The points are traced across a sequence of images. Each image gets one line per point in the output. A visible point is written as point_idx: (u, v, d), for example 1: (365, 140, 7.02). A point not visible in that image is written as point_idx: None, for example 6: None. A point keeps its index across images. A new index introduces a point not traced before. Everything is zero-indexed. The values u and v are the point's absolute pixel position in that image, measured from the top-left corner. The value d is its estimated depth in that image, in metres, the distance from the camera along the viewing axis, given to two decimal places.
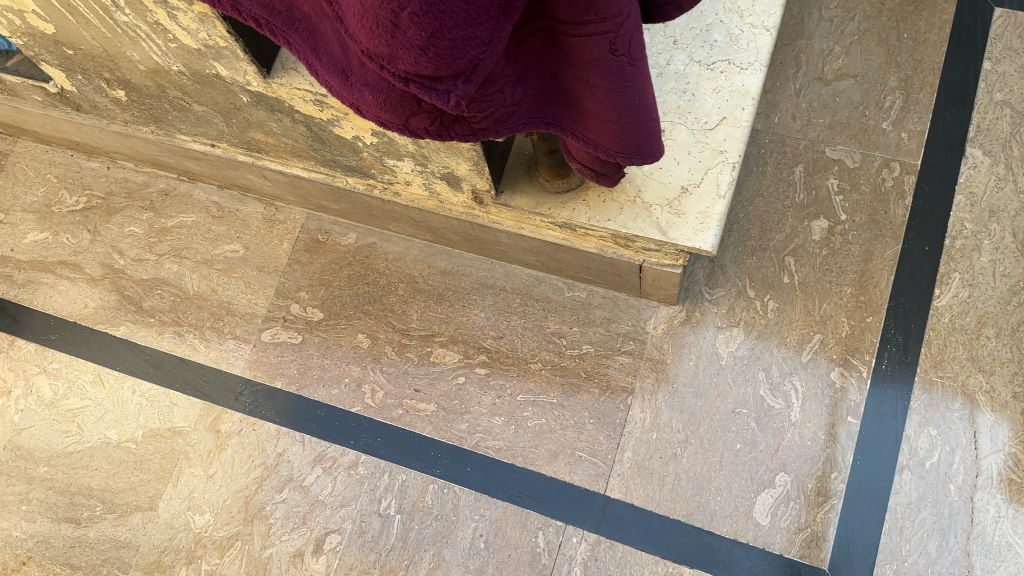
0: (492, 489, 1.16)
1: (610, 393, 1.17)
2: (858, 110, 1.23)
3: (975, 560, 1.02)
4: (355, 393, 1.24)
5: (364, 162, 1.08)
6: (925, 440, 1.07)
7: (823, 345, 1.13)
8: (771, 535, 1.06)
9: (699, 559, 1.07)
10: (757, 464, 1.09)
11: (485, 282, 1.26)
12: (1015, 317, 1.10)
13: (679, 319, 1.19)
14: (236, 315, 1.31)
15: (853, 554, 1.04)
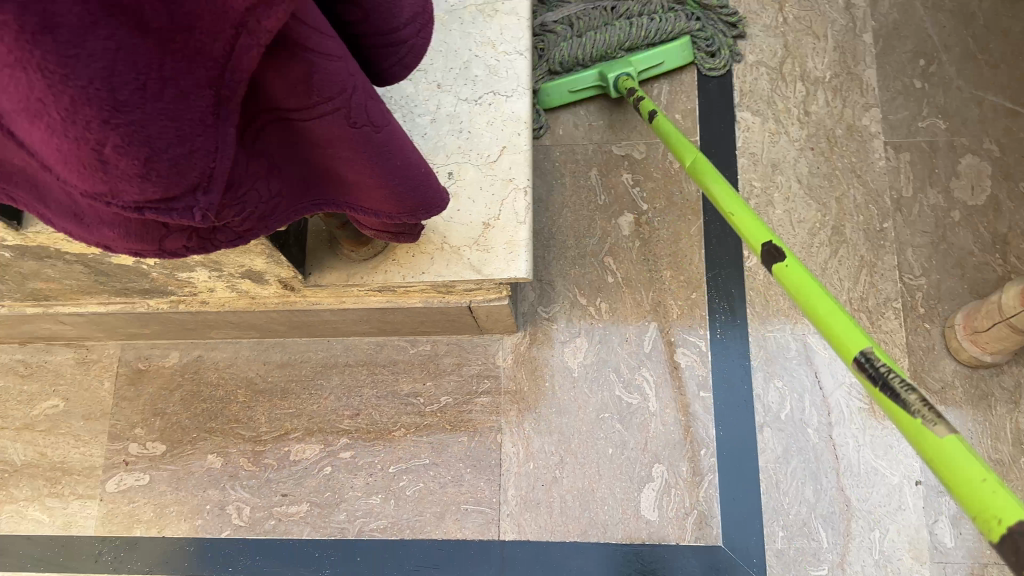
0: (387, 570, 1.12)
1: (478, 437, 1.16)
2: (632, 104, 1.29)
3: (850, 492, 1.07)
4: (222, 517, 1.17)
5: (159, 282, 1.03)
6: (776, 395, 1.12)
7: (660, 331, 1.17)
8: (663, 528, 1.08)
9: (604, 574, 1.08)
10: (633, 463, 1.12)
11: (327, 363, 1.23)
12: (819, 257, 1.17)
13: (524, 345, 1.20)
14: (72, 473, 1.21)
15: (742, 523, 1.07)
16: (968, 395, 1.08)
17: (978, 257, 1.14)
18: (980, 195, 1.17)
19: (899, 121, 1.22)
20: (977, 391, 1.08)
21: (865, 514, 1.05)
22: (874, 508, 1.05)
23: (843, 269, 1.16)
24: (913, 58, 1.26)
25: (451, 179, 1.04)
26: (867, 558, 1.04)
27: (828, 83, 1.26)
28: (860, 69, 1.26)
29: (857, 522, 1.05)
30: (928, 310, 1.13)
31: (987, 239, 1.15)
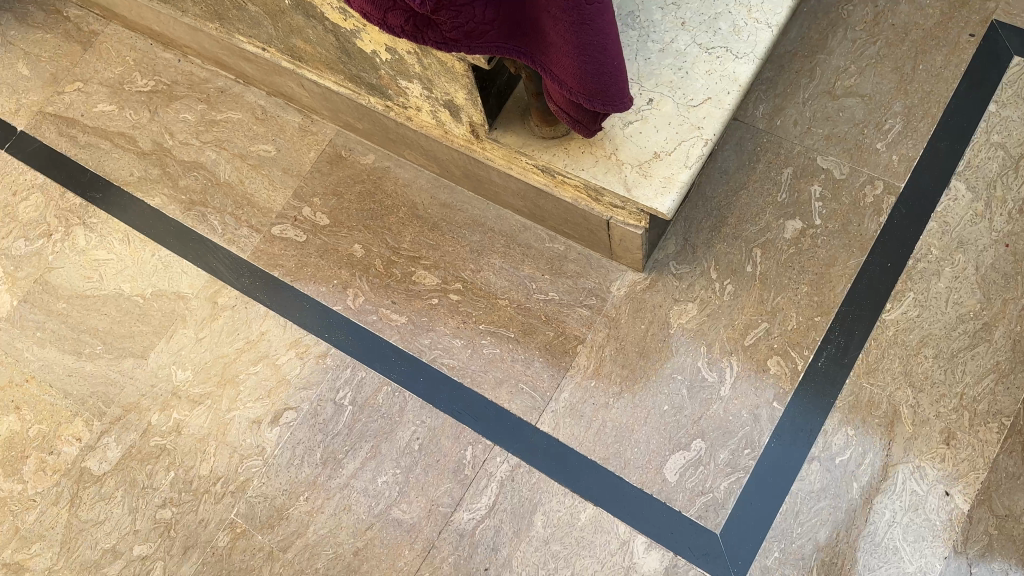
0: (437, 401, 1.26)
1: (562, 338, 1.26)
2: (857, 127, 1.29)
3: (860, 555, 1.06)
4: (339, 294, 1.36)
5: (383, 81, 1.20)
6: (841, 438, 1.12)
7: (768, 333, 1.20)
8: (675, 492, 1.14)
9: (605, 500, 1.15)
10: (678, 427, 1.17)
11: (477, 219, 1.36)
12: (955, 344, 1.14)
13: (640, 286, 1.26)
14: (255, 206, 1.45)
15: (747, 527, 1.10)
16: None
17: None
18: None
19: None
20: None
21: None
22: None
23: (973, 366, 1.13)
24: None
25: (648, 105, 1.12)
26: None
27: None
28: None
29: None
30: None
31: None
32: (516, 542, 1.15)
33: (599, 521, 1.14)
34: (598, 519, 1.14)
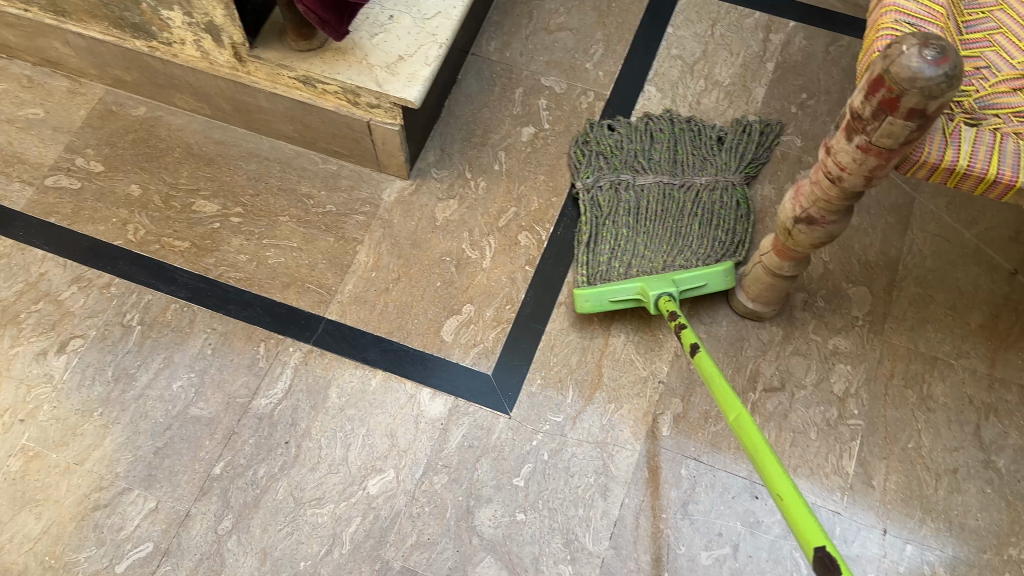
0: (227, 308, 1.34)
1: (341, 241, 1.38)
2: (570, 53, 1.56)
3: (605, 370, 1.26)
4: (120, 231, 1.41)
5: (145, 17, 1.30)
6: None
7: (517, 215, 1.39)
8: (452, 348, 1.29)
9: (391, 367, 1.28)
10: (451, 296, 1.33)
11: (253, 152, 1.48)
12: None
13: (408, 190, 1.42)
14: (24, 163, 1.47)
15: (515, 364, 1.27)
16: (728, 334, 1.28)
17: None
18: None
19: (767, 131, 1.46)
20: (736, 333, 1.28)
21: (609, 389, 1.25)
22: (618, 387, 1.25)
23: None
24: (798, 91, 1.50)
25: (390, 21, 1.31)
26: (595, 420, 1.22)
27: (725, 87, 1.51)
28: (753, 86, 1.51)
29: (600, 393, 1.24)
30: None
31: None
32: (314, 414, 1.25)
33: (389, 384, 1.26)
34: (387, 382, 1.26)
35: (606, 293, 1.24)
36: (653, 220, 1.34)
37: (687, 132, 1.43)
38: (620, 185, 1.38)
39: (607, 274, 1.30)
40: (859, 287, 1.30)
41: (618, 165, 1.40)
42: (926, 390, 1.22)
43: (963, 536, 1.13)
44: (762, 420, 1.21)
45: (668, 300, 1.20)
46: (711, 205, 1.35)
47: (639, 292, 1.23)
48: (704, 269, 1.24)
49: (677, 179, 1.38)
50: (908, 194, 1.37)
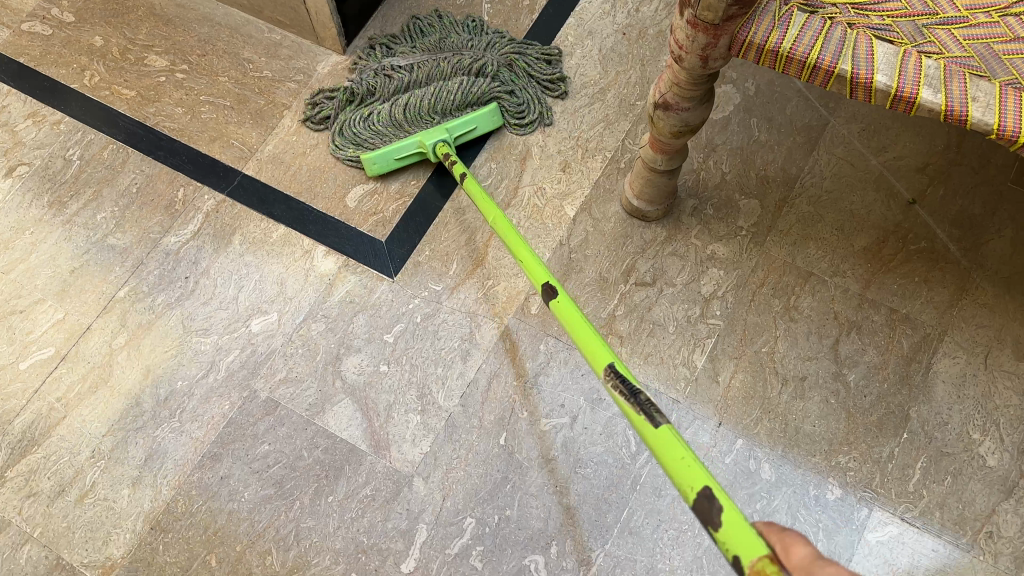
0: (157, 154, 1.43)
1: (271, 105, 1.46)
2: None
3: (491, 249, 1.31)
4: (77, 75, 1.51)
5: None
6: (485, 171, 1.38)
7: None
8: (352, 214, 1.34)
9: (293, 224, 1.35)
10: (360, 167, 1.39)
11: (207, 16, 1.55)
12: (578, 102, 1.43)
13: (341, 66, 1.49)
14: (6, 8, 1.57)
15: (406, 235, 1.33)
16: (613, 230, 1.32)
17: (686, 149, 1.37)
18: (717, 113, 1.39)
19: None
20: (620, 229, 1.32)
21: (491, 267, 1.30)
22: (501, 266, 1.30)
23: (589, 117, 1.42)
24: None
25: None
26: (472, 292, 1.28)
27: None
28: None
29: (483, 270, 1.30)
30: (626, 167, 1.38)
31: (701, 141, 1.37)
32: (216, 256, 1.34)
33: (288, 238, 1.34)
34: (287, 237, 1.34)
35: (391, 153, 1.32)
36: (430, 117, 1.39)
37: (444, 27, 1.47)
38: (388, 78, 1.41)
39: (375, 130, 1.38)
40: (750, 200, 1.32)
41: (395, 62, 1.43)
42: (792, 301, 1.25)
43: (794, 440, 1.16)
44: (626, 311, 1.27)
45: (445, 145, 1.30)
46: (478, 59, 1.41)
47: (421, 147, 1.32)
48: (475, 113, 1.35)
49: (446, 54, 1.43)
50: (822, 117, 1.37)
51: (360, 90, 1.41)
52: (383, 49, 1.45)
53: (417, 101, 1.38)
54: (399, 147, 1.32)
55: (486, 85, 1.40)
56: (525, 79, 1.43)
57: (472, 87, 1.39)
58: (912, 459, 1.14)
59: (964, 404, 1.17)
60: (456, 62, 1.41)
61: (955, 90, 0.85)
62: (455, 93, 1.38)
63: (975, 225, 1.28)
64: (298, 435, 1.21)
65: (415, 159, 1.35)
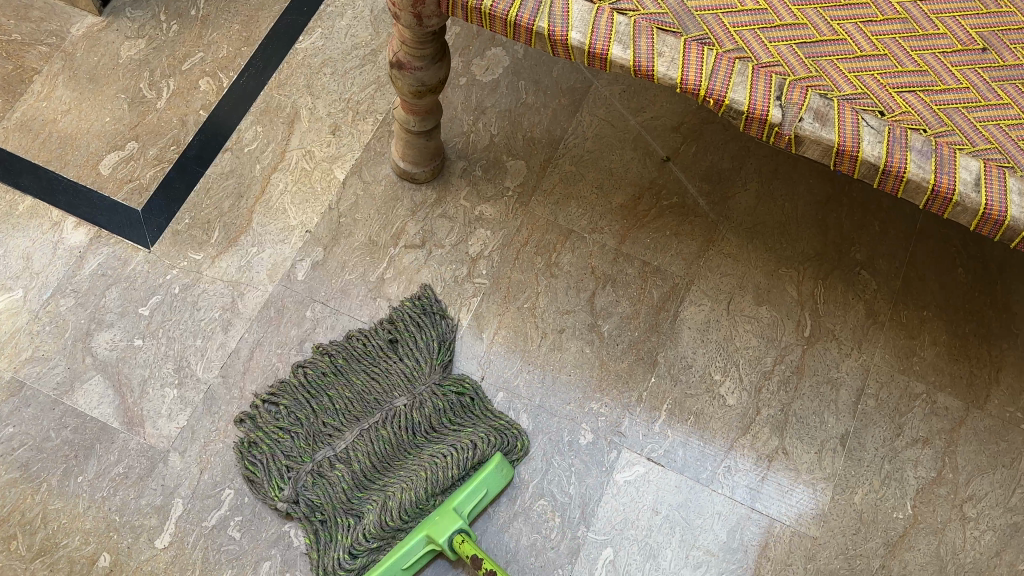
0: None
1: (19, 70, 1.37)
2: None
3: (256, 217, 1.29)
4: None
5: None
6: (252, 136, 1.35)
7: (202, 61, 1.40)
8: (105, 181, 1.30)
9: (42, 195, 1.29)
10: (116, 134, 1.33)
11: None
12: (349, 64, 1.41)
13: (97, 27, 1.41)
14: None
15: (166, 202, 1.30)
16: (383, 193, 1.32)
17: (456, 111, 1.38)
18: (486, 76, 1.41)
19: None
20: (390, 193, 1.32)
21: (255, 234, 1.28)
22: (264, 232, 1.28)
23: (360, 80, 1.40)
24: None
25: None
26: (234, 262, 1.26)
27: None
28: None
29: (246, 237, 1.28)
30: None
31: (470, 103, 1.38)
32: None
33: (36, 210, 1.28)
34: (34, 209, 1.28)
35: (395, 563, 1.06)
36: (361, 423, 1.14)
37: (347, 356, 1.18)
38: (323, 474, 1.11)
39: (380, 528, 1.08)
40: (517, 160, 1.35)
41: (301, 450, 1.12)
42: (553, 257, 1.29)
43: (551, 388, 1.21)
44: (394, 273, 1.27)
45: (464, 535, 1.06)
46: (423, 412, 1.15)
47: (430, 541, 1.07)
48: (474, 477, 1.10)
49: (379, 414, 1.14)
50: (585, 80, 1.41)
51: (286, 469, 1.11)
52: (304, 400, 1.15)
53: (366, 467, 1.11)
54: (403, 553, 1.06)
55: (457, 437, 1.13)
56: (441, 338, 1.21)
57: (428, 410, 1.15)
58: (659, 401, 1.20)
59: (708, 348, 1.23)
60: (397, 420, 1.14)
61: (643, 45, 0.89)
62: (394, 412, 1.14)
63: (722, 179, 1.35)
64: (45, 415, 1.16)
65: (425, 556, 1.09)
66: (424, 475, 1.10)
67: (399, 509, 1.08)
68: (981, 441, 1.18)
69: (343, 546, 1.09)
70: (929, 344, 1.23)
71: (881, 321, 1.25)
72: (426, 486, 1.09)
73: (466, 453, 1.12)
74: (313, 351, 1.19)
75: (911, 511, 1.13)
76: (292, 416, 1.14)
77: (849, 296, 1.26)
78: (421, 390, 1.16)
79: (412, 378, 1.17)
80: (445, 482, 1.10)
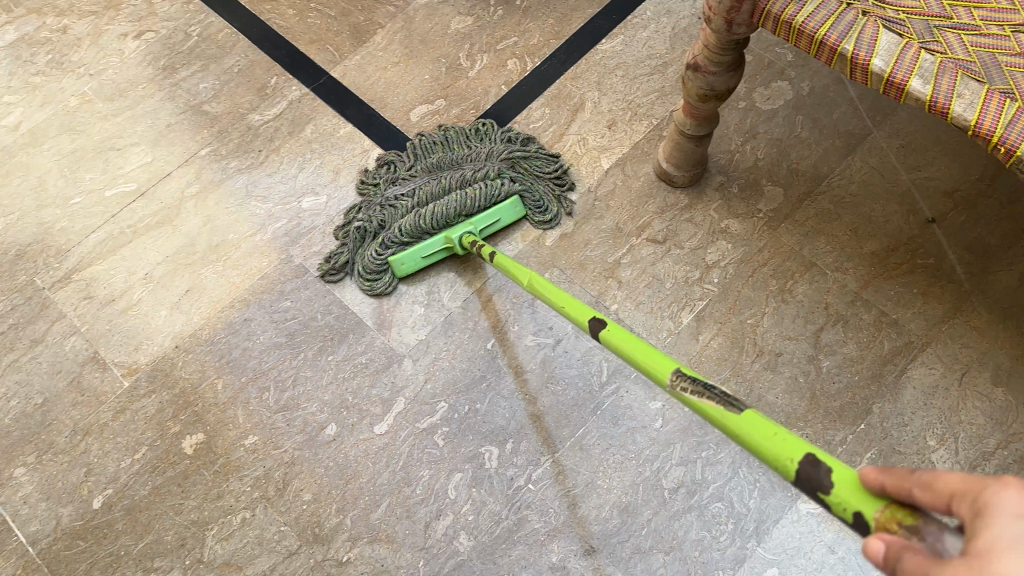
0: (262, 45, 1.62)
1: (369, 23, 1.62)
2: None
3: None
4: None
5: None
6: (539, 115, 1.50)
7: (515, 44, 1.57)
8: (411, 126, 1.51)
9: (360, 125, 1.52)
10: (430, 90, 1.54)
11: None
12: (640, 71, 1.53)
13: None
14: None
15: None
16: (641, 188, 1.41)
17: (727, 131, 1.45)
18: (766, 106, 1.46)
19: (769, 38, 1.52)
20: (646, 189, 1.41)
21: None
22: None
23: (646, 87, 1.51)
24: None
25: None
26: None
27: None
28: None
29: None
30: None
31: (743, 127, 1.45)
32: (289, 139, 1.52)
33: (352, 136, 1.51)
34: (351, 135, 1.51)
35: (418, 253, 1.33)
36: (431, 176, 1.40)
37: (455, 143, 1.45)
38: (393, 205, 1.37)
39: (413, 229, 1.33)
40: (775, 187, 1.39)
41: (374, 195, 1.41)
42: (788, 284, 1.31)
43: (757, 404, 1.23)
44: (633, 261, 1.36)
45: (472, 236, 1.31)
46: (486, 182, 1.36)
47: (447, 242, 1.33)
48: (496, 204, 1.36)
49: (452, 171, 1.40)
50: (866, 128, 1.42)
51: (371, 226, 1.36)
52: (408, 157, 1.45)
53: (420, 203, 1.36)
54: (424, 245, 1.33)
55: (511, 189, 1.37)
56: (532, 176, 1.41)
57: (508, 180, 1.38)
58: (863, 448, 1.19)
59: (928, 412, 1.20)
60: (463, 177, 1.37)
61: (945, 84, 0.92)
62: (472, 176, 1.38)
63: (987, 254, 1.30)
64: (318, 299, 1.36)
65: (440, 258, 1.35)
66: (466, 204, 1.33)
67: (432, 218, 1.32)
68: None
69: (382, 238, 1.35)
70: None
71: None
72: (453, 206, 1.33)
73: (494, 189, 1.36)
74: (440, 129, 1.48)
75: None
76: (390, 169, 1.43)
77: None
78: (527, 175, 1.41)
79: (484, 147, 1.44)
80: (471, 208, 1.34)
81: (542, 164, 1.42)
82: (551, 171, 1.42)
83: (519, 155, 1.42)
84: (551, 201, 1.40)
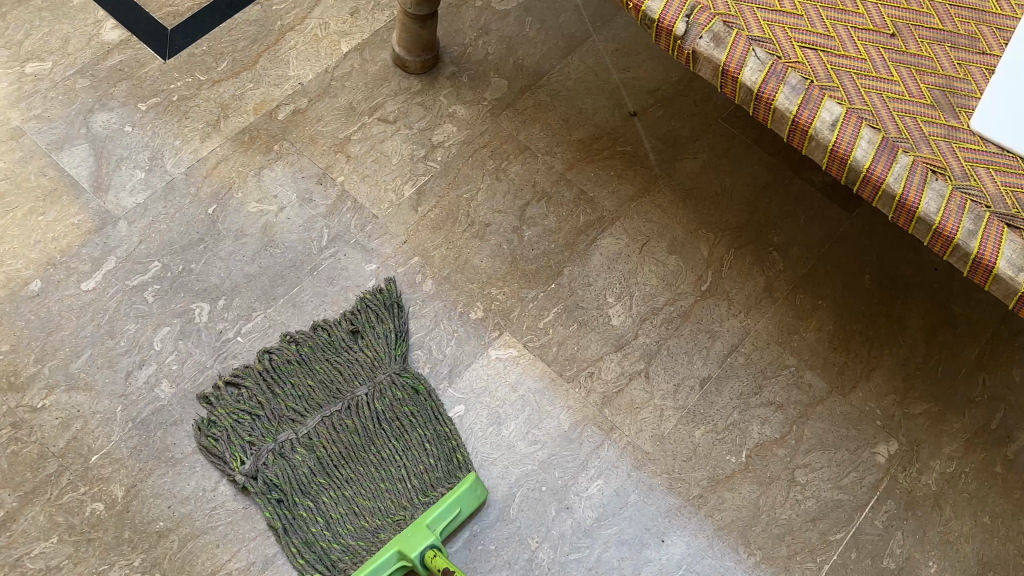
0: None
1: None
2: None
3: (262, 61, 1.46)
4: None
5: None
6: None
7: None
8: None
9: None
10: None
11: None
12: None
13: None
14: None
15: (193, 29, 1.47)
16: (376, 73, 1.47)
17: (463, 25, 1.53)
18: (501, 5, 1.56)
19: None
20: (382, 74, 1.47)
21: (257, 74, 1.45)
22: (265, 76, 1.45)
23: None
24: None
25: None
26: (231, 90, 1.43)
27: None
28: None
29: (247, 75, 1.44)
30: None
31: (478, 23, 1.53)
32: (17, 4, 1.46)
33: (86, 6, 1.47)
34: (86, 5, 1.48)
35: (370, 572, 1.07)
36: (324, 410, 1.17)
37: (314, 350, 1.22)
38: (285, 454, 1.14)
39: (327, 543, 1.11)
40: (502, 79, 1.49)
41: (266, 427, 1.16)
42: (503, 164, 1.41)
43: (461, 266, 1.33)
44: (362, 137, 1.41)
45: (436, 550, 1.08)
46: (382, 403, 1.19)
47: (402, 553, 1.08)
48: (451, 495, 1.11)
49: (341, 402, 1.18)
50: (587, 31, 1.55)
51: (227, 438, 1.15)
52: (277, 371, 1.20)
53: (315, 459, 1.14)
54: (363, 548, 1.09)
55: (402, 400, 1.19)
56: (386, 359, 1.22)
57: (357, 354, 1.23)
58: (551, 304, 1.31)
59: (611, 274, 1.34)
60: (353, 418, 1.17)
61: None
62: (356, 379, 1.20)
63: (678, 143, 1.45)
64: (33, 161, 1.34)
65: (400, 570, 1.10)
66: (391, 475, 1.14)
67: (336, 459, 1.15)
68: (832, 422, 1.23)
69: (257, 473, 1.13)
70: (814, 328, 1.30)
71: (776, 295, 1.32)
72: (380, 494, 1.13)
73: (422, 423, 1.18)
74: (285, 337, 1.23)
75: (745, 458, 1.20)
76: (249, 397, 1.18)
77: (754, 269, 1.35)
78: (347, 333, 1.24)
79: (336, 324, 1.25)
80: (400, 466, 1.15)
81: (383, 310, 1.26)
82: (393, 335, 1.24)
83: (366, 330, 1.24)
84: (375, 345, 1.23)
